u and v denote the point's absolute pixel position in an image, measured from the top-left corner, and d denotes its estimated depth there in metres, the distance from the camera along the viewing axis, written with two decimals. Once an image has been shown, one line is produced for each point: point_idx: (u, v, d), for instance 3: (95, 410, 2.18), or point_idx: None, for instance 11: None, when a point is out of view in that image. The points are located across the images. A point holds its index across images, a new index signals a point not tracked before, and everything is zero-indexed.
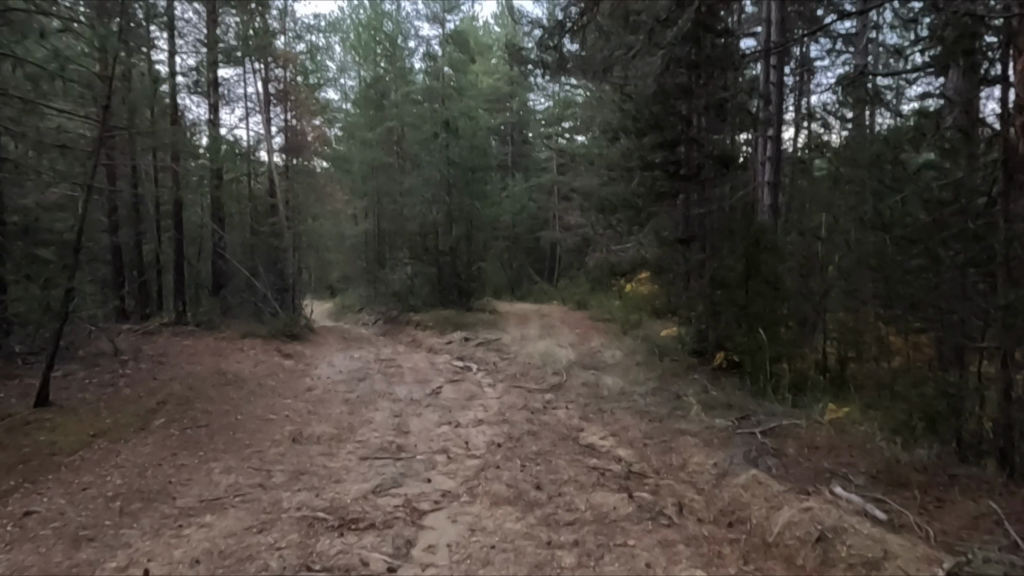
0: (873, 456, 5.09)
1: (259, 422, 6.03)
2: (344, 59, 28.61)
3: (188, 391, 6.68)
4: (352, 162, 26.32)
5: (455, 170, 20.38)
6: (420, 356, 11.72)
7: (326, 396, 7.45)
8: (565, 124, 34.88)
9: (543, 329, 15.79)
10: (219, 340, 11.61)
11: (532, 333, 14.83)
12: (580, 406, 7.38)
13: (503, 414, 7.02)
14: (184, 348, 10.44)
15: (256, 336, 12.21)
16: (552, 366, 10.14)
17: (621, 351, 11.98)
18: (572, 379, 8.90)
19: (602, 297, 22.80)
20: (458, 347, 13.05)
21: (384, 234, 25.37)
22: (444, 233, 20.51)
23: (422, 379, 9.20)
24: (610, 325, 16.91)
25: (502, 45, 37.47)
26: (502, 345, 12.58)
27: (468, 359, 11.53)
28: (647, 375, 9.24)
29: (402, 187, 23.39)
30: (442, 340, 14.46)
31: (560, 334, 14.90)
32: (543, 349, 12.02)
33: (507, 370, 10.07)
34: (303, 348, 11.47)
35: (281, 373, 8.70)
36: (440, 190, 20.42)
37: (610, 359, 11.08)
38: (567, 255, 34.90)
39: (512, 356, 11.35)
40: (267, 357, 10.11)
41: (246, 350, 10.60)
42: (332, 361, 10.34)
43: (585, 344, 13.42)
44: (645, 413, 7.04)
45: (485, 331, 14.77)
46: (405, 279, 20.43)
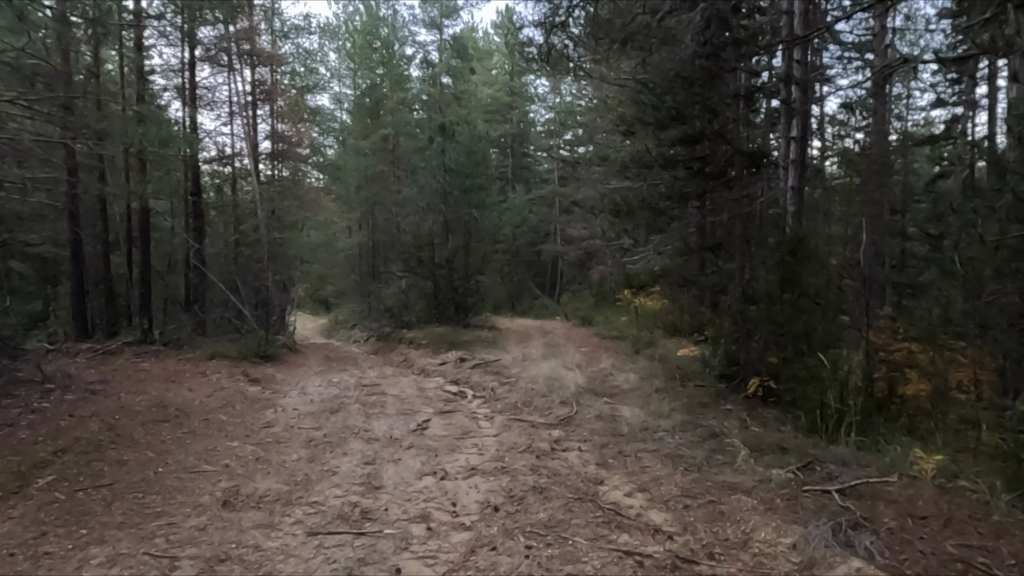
0: (1016, 539, 3.76)
1: (185, 475, 4.65)
2: (337, 66, 27.45)
3: (104, 432, 5.31)
4: (345, 172, 25.10)
5: (452, 178, 19.04)
6: (408, 381, 10.38)
7: (284, 436, 6.10)
8: (568, 135, 33.85)
9: (547, 349, 14.44)
10: (180, 362, 10.26)
11: (534, 353, 13.47)
12: (597, 448, 6.02)
13: (502, 458, 5.68)
14: (134, 372, 9.11)
15: (225, 356, 10.89)
16: (559, 393, 8.77)
17: (636, 375, 10.61)
18: (583, 411, 7.54)
19: (608, 313, 21.48)
20: (452, 370, 11.69)
21: (378, 247, 24.06)
22: (440, 245, 19.15)
23: (408, 409, 7.85)
24: (620, 344, 15.55)
25: (502, 55, 36.56)
26: (502, 368, 11.23)
27: (462, 385, 10.18)
28: (672, 406, 7.87)
29: (397, 197, 22.16)
30: (435, 360, 13.11)
31: (566, 355, 13.54)
32: (548, 373, 10.66)
33: (506, 398, 8.70)
34: (275, 371, 10.12)
35: (239, 404, 7.34)
36: (436, 199, 19.06)
37: (624, 385, 9.71)
38: (570, 270, 33.67)
39: (513, 381, 9.98)
40: (229, 383, 8.77)
41: (206, 375, 9.25)
42: (306, 387, 9.00)
43: (594, 365, 12.06)
44: (678, 459, 5.67)
45: (483, 351, 13.42)
46: (399, 293, 19.20)
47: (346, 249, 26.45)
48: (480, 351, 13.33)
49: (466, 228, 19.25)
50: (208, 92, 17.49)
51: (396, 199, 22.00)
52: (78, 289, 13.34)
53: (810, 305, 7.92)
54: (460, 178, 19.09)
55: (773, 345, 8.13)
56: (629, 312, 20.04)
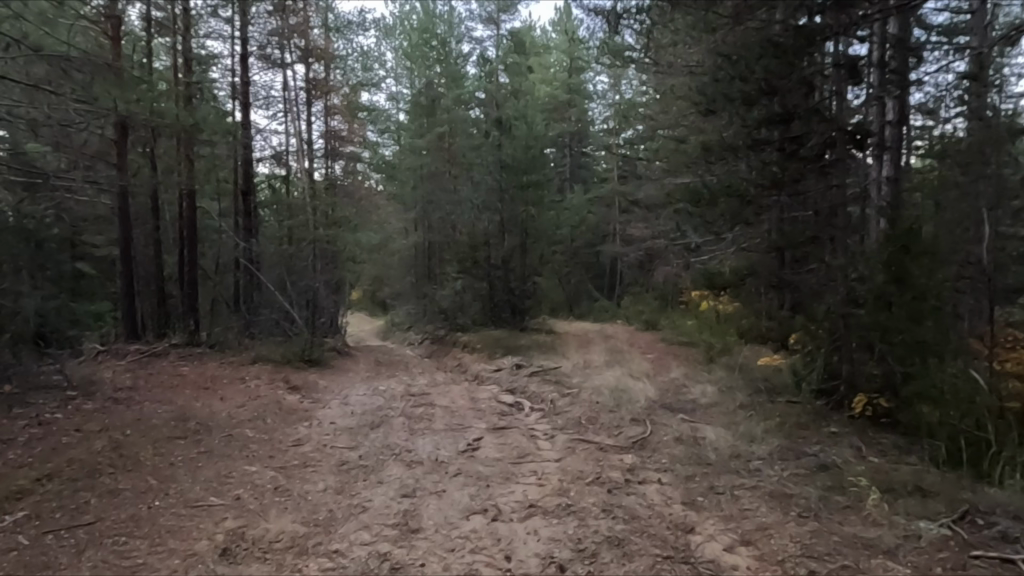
0: None
1: (187, 511, 3.94)
2: (392, 64, 26.92)
3: (105, 453, 4.66)
4: (399, 171, 24.62)
5: (508, 175, 18.19)
6: (459, 389, 9.51)
7: (315, 458, 5.30)
8: (628, 133, 32.61)
9: (610, 355, 13.34)
10: (222, 367, 9.73)
11: (598, 360, 12.40)
12: (680, 482, 5.00)
13: (566, 493, 4.70)
14: (170, 377, 8.54)
15: (268, 360, 10.27)
16: (628, 408, 7.74)
17: (714, 387, 9.43)
18: (658, 432, 6.49)
19: (674, 317, 20.17)
20: (508, 378, 10.75)
21: (433, 247, 23.41)
22: (496, 244, 18.25)
23: (458, 425, 6.96)
24: (690, 351, 14.29)
25: (560, 52, 35.60)
26: (563, 377, 10.23)
27: (519, 395, 9.24)
28: (763, 427, 6.74)
29: (452, 197, 21.47)
30: (490, 367, 12.21)
31: (632, 362, 12.41)
32: (615, 383, 9.60)
33: (568, 413, 7.70)
34: (318, 377, 9.41)
35: (270, 418, 6.59)
36: (491, 196, 18.25)
37: (702, 399, 8.57)
38: (631, 271, 32.35)
39: (576, 392, 8.96)
40: (266, 391, 8.07)
41: (244, 381, 8.60)
42: (348, 396, 8.23)
43: (663, 375, 10.92)
44: (785, 499, 4.60)
45: (542, 357, 12.44)
46: (453, 295, 18.51)
47: (400, 250, 25.89)
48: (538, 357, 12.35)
49: (523, 226, 18.35)
50: (261, 90, 17.15)
51: (452, 198, 21.32)
52: (128, 289, 13.06)
53: (932, 310, 6.64)
54: (517, 174, 18.17)
55: (882, 357, 6.87)
56: (697, 316, 18.71)
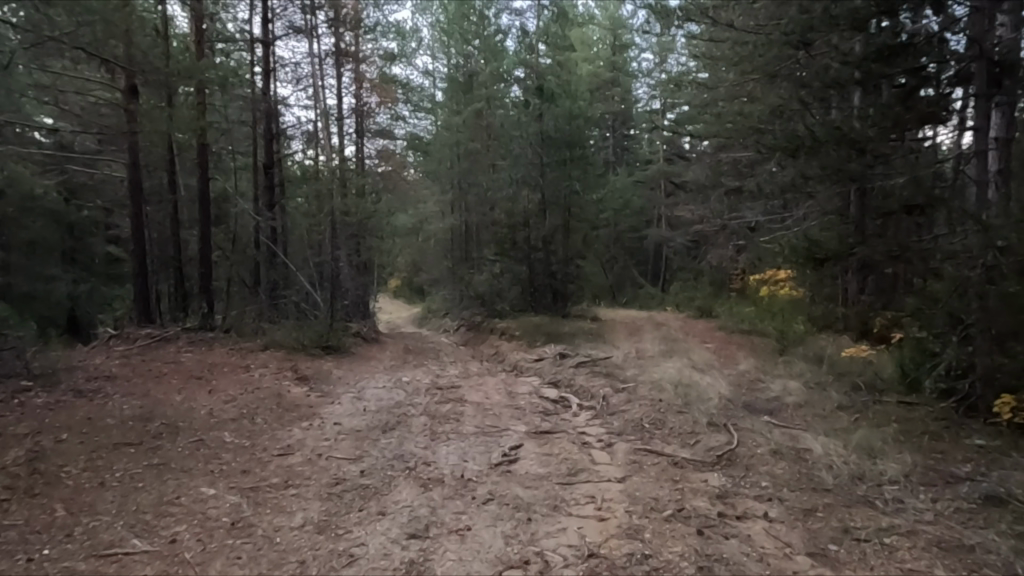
0: None
1: (89, 566, 3.09)
2: (426, 37, 25.46)
3: (18, 470, 3.87)
4: (435, 150, 23.27)
5: (550, 148, 16.68)
6: (495, 382, 8.20)
7: (304, 473, 4.18)
8: (677, 111, 30.72)
9: (666, 345, 11.85)
10: (229, 354, 8.63)
11: (652, 351, 10.95)
12: (795, 520, 3.63)
13: (637, 536, 3.41)
14: (162, 364, 7.44)
15: (281, 346, 9.15)
16: (702, 408, 6.29)
17: (797, 383, 7.92)
18: (747, 442, 5.07)
19: (730, 304, 18.51)
20: (551, 370, 9.39)
21: (470, 229, 22.11)
22: (537, 224, 16.85)
23: (493, 428, 5.64)
24: (755, 340, 12.70)
25: (604, 28, 33.80)
26: (616, 368, 8.83)
27: (564, 391, 7.87)
28: (884, 436, 5.24)
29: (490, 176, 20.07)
30: (530, 356, 10.88)
31: (693, 352, 10.91)
32: (679, 377, 8.16)
33: (627, 415, 6.32)
34: (334, 366, 8.23)
35: (262, 419, 5.37)
36: (532, 171, 16.81)
37: (788, 397, 7.09)
38: (679, 257, 30.58)
39: (633, 388, 7.53)
40: (268, 382, 6.88)
41: (245, 371, 7.42)
42: (363, 388, 7.00)
43: (731, 368, 9.42)
44: (955, 555, 3.21)
45: (588, 345, 11.06)
46: (490, 279, 17.25)
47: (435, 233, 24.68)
48: (585, 345, 10.96)
49: (566, 204, 16.88)
50: (285, 58, 15.96)
51: (490, 176, 19.92)
52: (139, 269, 12.10)
53: None
54: (560, 148, 16.67)
55: None
56: (757, 303, 17.05)
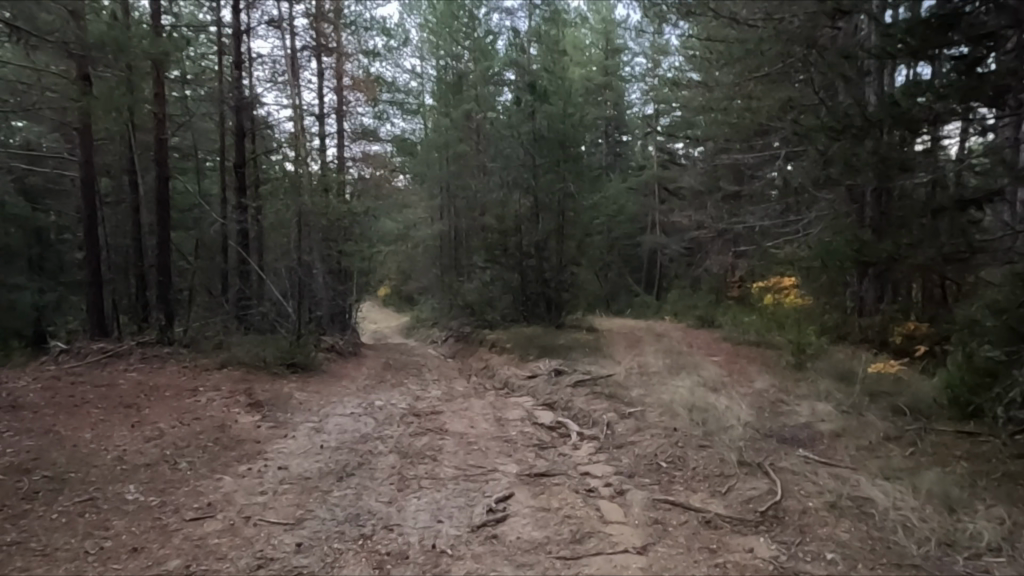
0: None
1: None
2: (413, 36, 24.36)
3: None
4: (422, 153, 22.11)
5: (543, 148, 15.64)
6: (482, 404, 7.17)
7: (217, 551, 3.32)
8: (671, 115, 29.86)
9: (671, 359, 10.88)
10: (180, 373, 7.59)
11: (658, 366, 9.98)
12: None
13: None
14: (93, 388, 6.37)
15: (241, 365, 8.09)
16: (726, 441, 5.31)
17: (827, 405, 6.97)
18: (792, 490, 4.11)
19: (732, 313, 17.62)
20: (546, 389, 8.38)
21: (460, 235, 21.12)
22: (529, 228, 15.87)
23: (476, 468, 4.65)
24: (765, 353, 11.76)
25: (596, 31, 32.96)
26: (621, 387, 7.84)
27: (562, 416, 6.88)
28: (956, 480, 4.28)
29: (480, 180, 19.05)
30: (524, 372, 9.90)
31: (703, 367, 9.95)
32: (694, 399, 7.17)
33: (638, 450, 5.32)
34: (295, 387, 7.18)
35: (191, 466, 4.35)
36: (524, 172, 15.76)
37: (822, 424, 6.13)
38: (675, 264, 29.73)
39: (643, 414, 6.55)
40: (213, 410, 5.86)
41: (190, 396, 6.37)
42: (327, 416, 5.97)
43: (747, 387, 8.45)
44: None
45: (586, 359, 10.08)
46: (480, 288, 16.29)
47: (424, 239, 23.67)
48: (583, 359, 9.96)
49: (561, 207, 15.85)
50: (259, 51, 14.85)
51: (480, 180, 18.91)
52: (94, 278, 11.02)
53: None
54: (553, 147, 15.64)
55: None
56: (762, 311, 16.15)
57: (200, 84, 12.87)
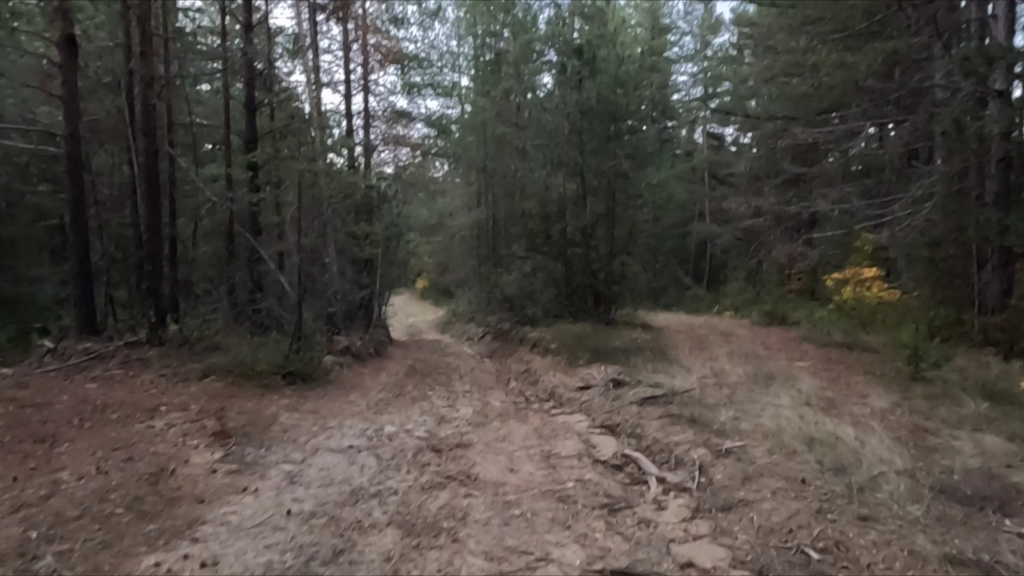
0: None
1: None
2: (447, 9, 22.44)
3: None
4: (457, 134, 20.35)
5: (592, 121, 13.70)
6: (525, 431, 5.50)
7: None
8: (724, 94, 27.52)
9: (751, 366, 9.05)
10: (151, 386, 6.13)
11: (738, 377, 8.17)
12: None
13: None
14: (20, 408, 4.93)
15: (228, 373, 6.59)
16: (891, 510, 3.58)
17: (995, 438, 5.12)
18: None
19: (804, 309, 15.58)
20: (604, 407, 6.72)
21: (498, 224, 19.43)
22: (574, 214, 14.05)
23: (517, 560, 3.04)
24: (862, 358, 9.84)
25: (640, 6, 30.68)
26: (704, 408, 6.08)
27: (631, 451, 5.22)
28: None
29: (519, 162, 17.30)
30: (573, 383, 8.20)
31: (795, 377, 8.10)
32: (810, 428, 5.37)
33: (756, 519, 3.60)
34: (287, 406, 5.60)
35: (56, 570, 2.83)
36: (570, 149, 13.88)
37: (1011, 473, 4.30)
38: (728, 254, 27.58)
39: (747, 451, 4.79)
40: (159, 446, 4.32)
41: (141, 421, 4.85)
42: (314, 455, 4.38)
43: (863, 406, 6.60)
44: None
45: (648, 366, 8.34)
46: (521, 282, 15.00)
47: (460, 229, 22.06)
48: (647, 367, 8.21)
49: (611, 187, 13.86)
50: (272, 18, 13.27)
51: (520, 161, 17.18)
52: (82, 270, 9.73)
53: None
54: (604, 121, 13.71)
55: None
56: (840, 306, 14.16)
57: (206, 52, 11.35)
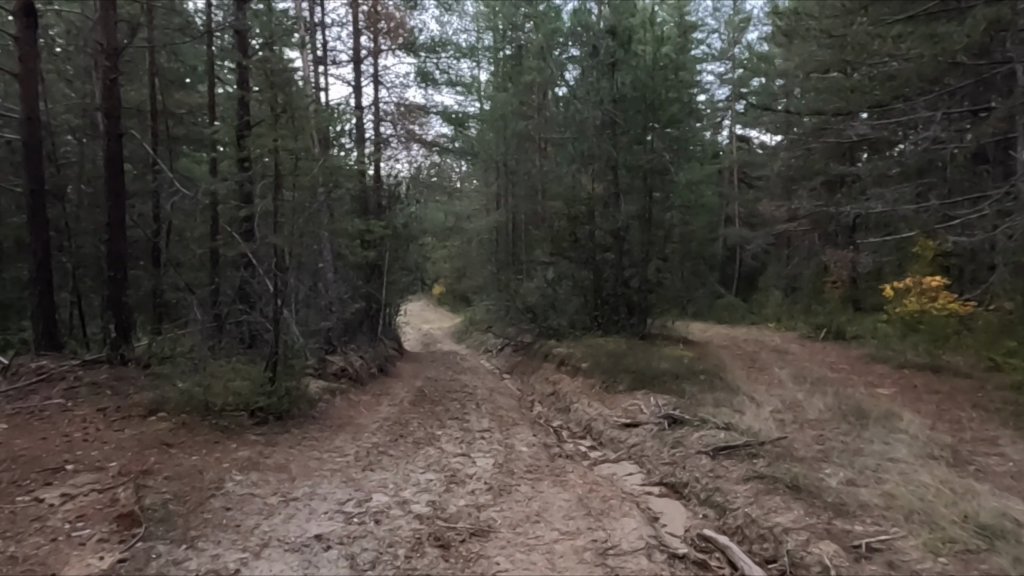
0: None
1: None
2: None
3: None
4: (474, 130, 18.88)
5: (626, 111, 12.13)
6: (564, 501, 3.98)
7: None
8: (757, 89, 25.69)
9: (829, 396, 7.46)
10: (75, 428, 4.74)
11: (820, 413, 6.59)
12: None
13: None
14: None
15: (180, 412, 5.21)
16: None
17: None
18: None
19: (861, 321, 13.97)
20: (659, 457, 5.33)
21: (519, 226, 17.96)
22: (603, 214, 12.48)
23: None
24: (956, 385, 8.25)
25: None
26: (802, 466, 4.54)
27: (715, 535, 3.76)
28: None
29: (543, 159, 15.79)
30: (616, 418, 6.66)
31: (891, 413, 6.52)
32: (966, 505, 3.83)
33: None
34: (241, 464, 4.17)
35: None
36: (602, 143, 12.31)
37: None
38: (762, 259, 25.88)
39: (895, 551, 3.28)
40: (20, 548, 2.89)
41: (21, 496, 3.43)
42: (258, 562, 2.94)
43: (1005, 460, 5.04)
44: None
45: (706, 395, 6.84)
46: (545, 290, 13.59)
47: (478, 232, 20.61)
48: (707, 399, 6.66)
49: (647, 184, 12.26)
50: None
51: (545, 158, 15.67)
52: (40, 275, 8.41)
53: None
54: (640, 111, 12.12)
55: None
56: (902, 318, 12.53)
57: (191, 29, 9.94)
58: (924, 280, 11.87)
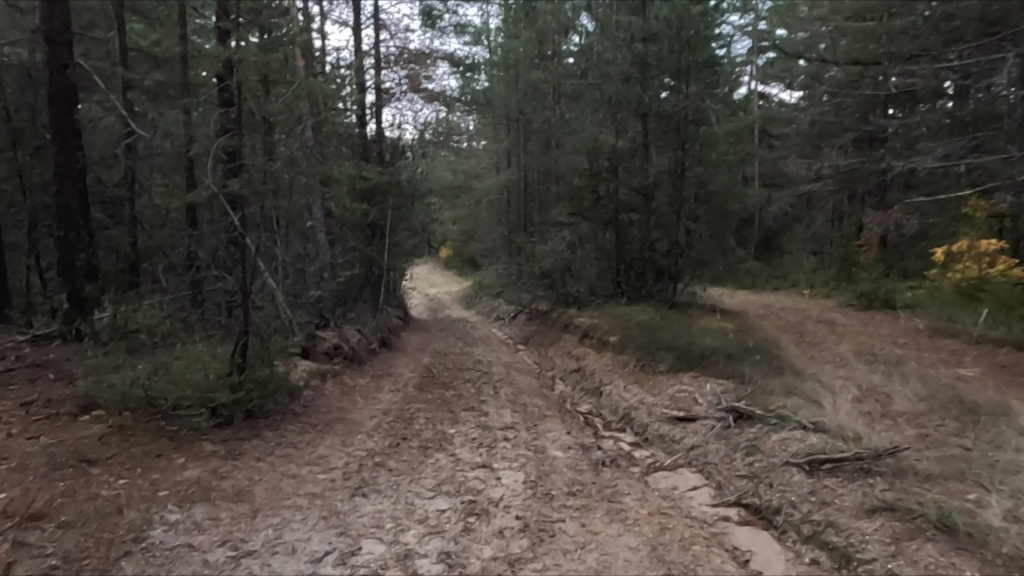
0: None
1: None
2: None
3: None
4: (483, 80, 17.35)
5: (658, 52, 10.65)
6: (630, 553, 2.93)
7: None
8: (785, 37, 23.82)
9: (912, 382, 6.26)
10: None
11: (913, 407, 5.40)
12: None
13: None
14: None
15: (122, 407, 4.14)
16: None
17: None
18: None
19: (910, 288, 12.76)
20: (732, 467, 4.21)
21: (532, 184, 16.62)
22: (629, 170, 11.12)
23: None
24: None
25: None
26: (936, 491, 3.42)
27: None
28: None
29: (560, 110, 14.37)
30: (663, 409, 5.51)
31: (1001, 404, 5.37)
32: None
33: None
34: (184, 493, 3.13)
35: None
36: (630, 89, 10.88)
37: None
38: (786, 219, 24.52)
39: None
40: None
41: None
42: None
43: None
44: None
45: (772, 382, 5.67)
46: (563, 253, 12.41)
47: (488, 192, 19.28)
48: (774, 387, 5.49)
49: (680, 135, 10.89)
50: None
51: (561, 109, 14.23)
52: None
53: None
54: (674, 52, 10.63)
55: None
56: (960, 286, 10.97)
57: None
58: (980, 241, 10.83)
